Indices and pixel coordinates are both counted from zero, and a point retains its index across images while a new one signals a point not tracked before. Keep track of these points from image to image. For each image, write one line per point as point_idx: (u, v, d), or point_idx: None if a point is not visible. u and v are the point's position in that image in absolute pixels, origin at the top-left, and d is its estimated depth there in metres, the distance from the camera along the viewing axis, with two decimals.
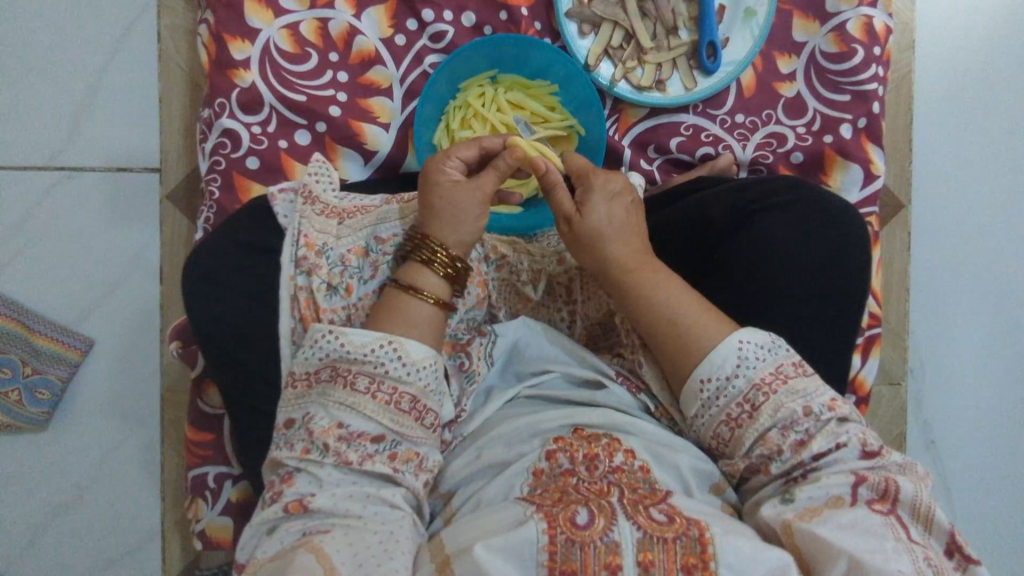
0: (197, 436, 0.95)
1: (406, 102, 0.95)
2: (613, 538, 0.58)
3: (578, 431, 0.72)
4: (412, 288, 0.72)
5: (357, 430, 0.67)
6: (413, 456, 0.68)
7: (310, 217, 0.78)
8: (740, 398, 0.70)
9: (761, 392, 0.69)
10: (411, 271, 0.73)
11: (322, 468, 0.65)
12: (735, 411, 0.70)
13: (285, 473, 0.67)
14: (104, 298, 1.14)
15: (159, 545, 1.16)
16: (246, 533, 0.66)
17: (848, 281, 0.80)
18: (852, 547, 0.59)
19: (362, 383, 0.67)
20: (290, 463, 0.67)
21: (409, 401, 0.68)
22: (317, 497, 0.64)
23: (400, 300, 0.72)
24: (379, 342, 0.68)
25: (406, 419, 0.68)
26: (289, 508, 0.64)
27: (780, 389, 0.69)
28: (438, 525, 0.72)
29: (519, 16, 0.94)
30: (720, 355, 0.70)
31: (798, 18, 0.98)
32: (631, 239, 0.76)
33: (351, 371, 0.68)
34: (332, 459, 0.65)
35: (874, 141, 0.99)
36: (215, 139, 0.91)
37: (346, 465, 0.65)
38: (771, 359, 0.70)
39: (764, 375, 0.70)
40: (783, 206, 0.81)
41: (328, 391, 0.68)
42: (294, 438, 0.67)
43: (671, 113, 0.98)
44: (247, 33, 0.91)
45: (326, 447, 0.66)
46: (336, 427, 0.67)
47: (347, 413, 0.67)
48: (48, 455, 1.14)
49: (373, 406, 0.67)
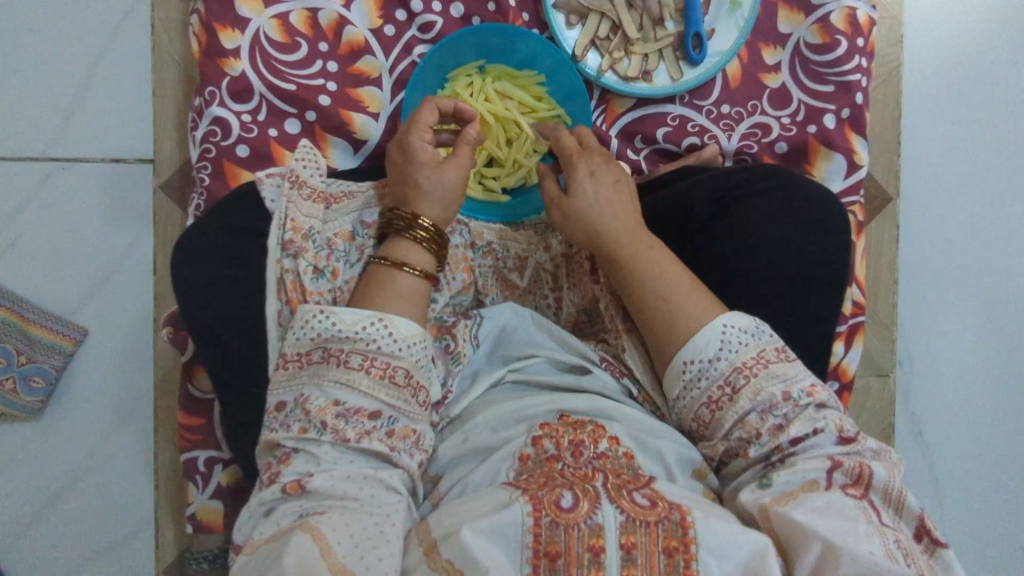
0: (187, 422, 0.94)
1: (395, 91, 0.96)
2: (596, 521, 0.59)
3: (564, 418, 0.73)
4: (397, 262, 0.74)
5: (354, 407, 0.68)
6: (410, 434, 0.70)
7: (297, 202, 0.80)
8: (721, 381, 0.71)
9: (742, 375, 0.70)
10: (397, 247, 0.75)
11: (319, 445, 0.67)
12: (717, 393, 0.71)
13: (284, 453, 0.68)
14: (98, 289, 1.15)
15: (152, 532, 1.17)
16: (242, 517, 0.67)
17: (828, 261, 0.81)
18: (824, 531, 0.60)
19: (355, 360, 0.69)
20: (287, 443, 0.67)
21: (403, 375, 0.70)
22: (314, 477, 0.65)
23: (387, 274, 0.74)
24: (370, 320, 0.69)
25: (402, 393, 0.69)
26: (287, 488, 0.65)
27: (760, 373, 0.70)
28: (428, 509, 0.73)
29: (507, 7, 0.95)
30: (704, 338, 0.71)
31: (784, 9, 0.98)
32: (621, 210, 0.77)
33: (343, 350, 0.69)
34: (329, 437, 0.66)
35: (857, 131, 1.00)
36: (205, 128, 0.92)
37: (343, 443, 0.67)
38: (753, 344, 0.71)
39: (746, 359, 0.71)
40: (763, 194, 0.82)
41: (322, 371, 0.68)
42: (291, 419, 0.68)
43: (657, 103, 0.99)
44: (237, 23, 0.91)
45: (323, 425, 0.67)
46: (332, 405, 0.67)
47: (343, 390, 0.68)
48: (40, 442, 1.15)
49: (368, 380, 0.68)
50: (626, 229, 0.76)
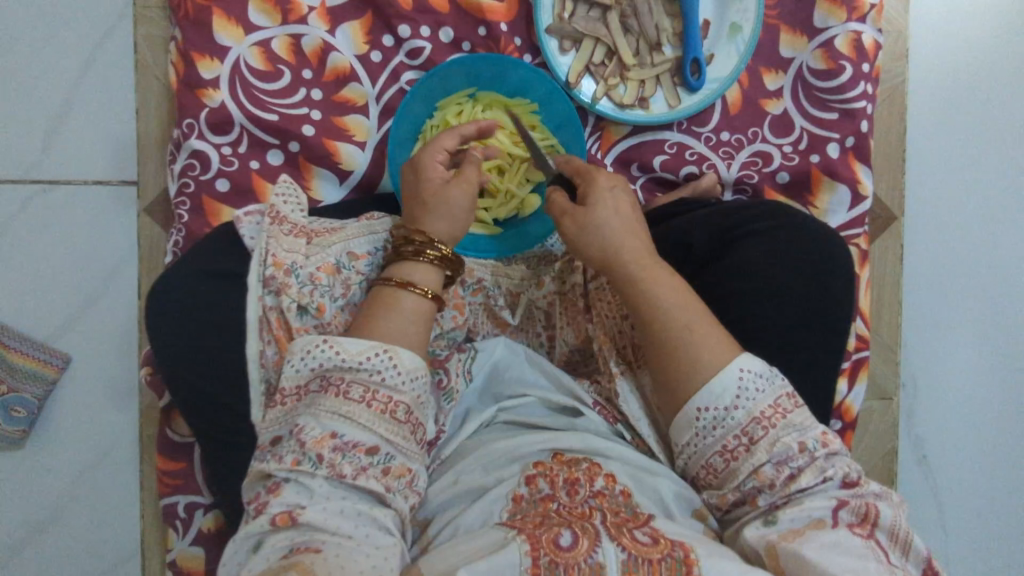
0: (167, 465, 0.92)
1: (382, 120, 0.92)
2: (597, 560, 0.57)
3: (558, 456, 0.71)
4: (402, 280, 0.71)
5: (351, 440, 0.64)
6: (406, 473, 0.66)
7: (279, 236, 0.76)
8: (738, 430, 0.67)
9: (760, 426, 0.67)
10: (401, 266, 0.73)
11: (313, 479, 0.62)
12: (732, 443, 0.67)
13: (273, 483, 0.63)
14: (81, 315, 1.12)
15: (138, 565, 1.15)
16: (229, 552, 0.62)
17: (832, 307, 0.78)
18: (837, 568, 0.58)
19: (355, 392, 0.65)
20: (278, 474, 0.63)
21: (404, 411, 0.66)
22: (306, 510, 0.60)
23: (391, 295, 0.71)
24: (375, 350, 0.66)
25: (401, 429, 0.66)
26: (277, 520, 0.60)
27: (779, 424, 0.66)
28: (415, 552, 0.69)
29: (498, 32, 0.92)
30: (719, 385, 0.67)
31: (786, 33, 0.95)
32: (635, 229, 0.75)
33: (344, 380, 0.65)
34: (325, 471, 0.62)
35: (861, 160, 0.96)
36: (183, 161, 0.89)
37: (338, 478, 0.62)
38: (770, 391, 0.68)
39: (764, 408, 0.67)
40: (765, 231, 0.79)
41: (318, 401, 0.65)
42: (283, 450, 0.63)
43: (654, 130, 0.95)
44: (217, 51, 0.88)
45: (319, 459, 0.62)
46: (329, 437, 0.63)
47: (339, 422, 0.64)
48: (21, 474, 1.12)
49: (368, 415, 0.64)
50: (623, 265, 0.73)
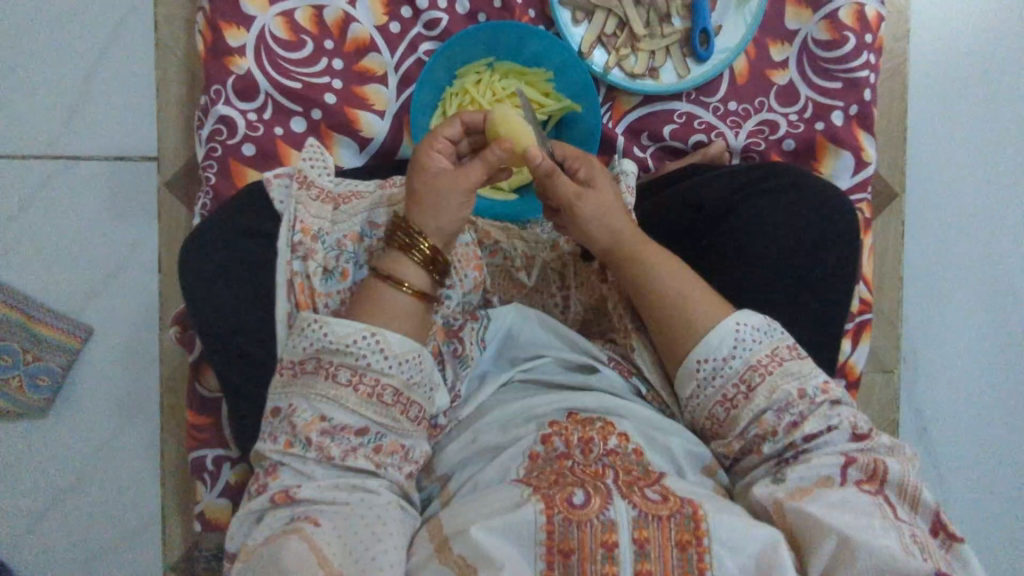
0: (196, 420, 0.96)
1: (401, 89, 0.95)
2: (609, 517, 0.60)
3: (572, 416, 0.73)
4: (392, 277, 0.71)
5: (340, 423, 0.66)
6: (398, 449, 0.69)
7: (307, 203, 0.79)
8: (736, 379, 0.70)
9: (757, 374, 0.70)
10: (391, 260, 0.71)
11: (304, 462, 0.66)
12: (731, 391, 0.70)
13: (269, 466, 0.67)
14: (103, 288, 1.15)
15: (160, 530, 1.18)
16: (234, 526, 0.67)
17: (837, 261, 0.81)
18: (840, 525, 0.60)
19: (343, 376, 0.67)
20: (273, 456, 0.67)
21: (392, 393, 0.68)
22: (302, 488, 0.65)
23: (381, 290, 0.71)
24: (362, 333, 0.67)
25: (390, 411, 0.68)
26: (275, 498, 0.65)
27: (776, 371, 0.69)
28: (435, 508, 0.73)
29: (513, 3, 0.95)
30: (717, 336, 0.71)
31: (791, 5, 0.98)
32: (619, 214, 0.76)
33: (333, 363, 0.67)
34: (314, 453, 0.66)
35: (865, 128, 0.99)
36: (211, 126, 0.92)
37: (327, 460, 0.66)
38: (767, 342, 0.71)
39: (760, 357, 0.70)
40: (768, 192, 0.83)
41: (311, 382, 0.67)
42: (277, 430, 0.67)
43: (664, 100, 0.98)
44: (242, 21, 0.91)
45: (308, 442, 0.66)
46: (318, 420, 0.66)
47: (329, 405, 0.66)
48: (45, 442, 1.15)
49: (354, 398, 0.67)
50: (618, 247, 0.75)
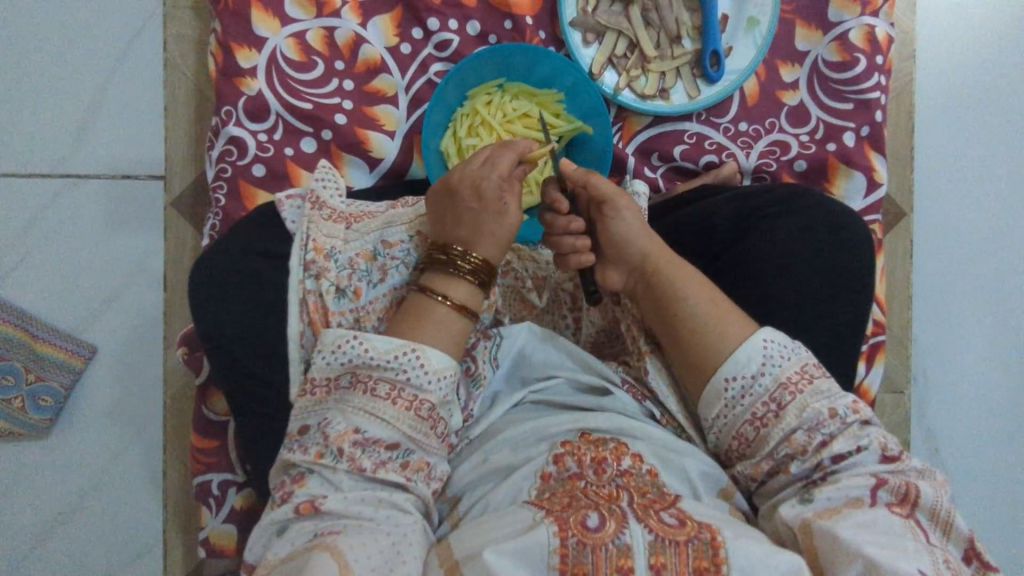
0: (201, 443, 0.94)
1: (412, 110, 0.95)
2: (624, 541, 0.58)
3: (585, 436, 0.71)
4: (441, 295, 0.71)
5: (373, 437, 0.65)
6: (425, 466, 0.67)
7: (318, 222, 0.78)
8: (766, 397, 0.69)
9: (787, 392, 0.69)
10: (439, 279, 0.72)
11: (335, 472, 0.64)
12: (761, 409, 0.69)
13: (297, 474, 0.65)
14: (108, 307, 1.14)
15: (162, 554, 1.16)
16: (255, 534, 0.65)
17: (853, 283, 0.80)
18: (868, 548, 0.58)
19: (382, 390, 0.66)
20: (302, 465, 0.65)
21: (428, 408, 0.67)
22: (328, 499, 0.63)
23: (424, 306, 0.71)
24: (403, 349, 0.67)
25: (422, 426, 0.67)
26: (300, 508, 0.63)
27: (806, 389, 0.68)
28: (445, 529, 0.71)
29: (524, 25, 0.95)
30: (745, 353, 0.70)
31: (801, 27, 0.98)
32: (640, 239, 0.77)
33: (371, 377, 0.67)
34: (345, 465, 0.64)
35: (876, 149, 0.99)
36: (221, 147, 0.92)
37: (358, 472, 0.64)
38: (795, 359, 0.70)
39: (790, 374, 0.69)
40: (783, 214, 0.82)
41: (346, 397, 0.66)
42: (309, 442, 0.66)
43: (674, 121, 0.98)
44: (254, 42, 0.91)
45: (339, 453, 0.64)
46: (351, 432, 0.65)
47: (365, 419, 0.65)
48: (47, 463, 1.14)
49: (392, 412, 0.65)
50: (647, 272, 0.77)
